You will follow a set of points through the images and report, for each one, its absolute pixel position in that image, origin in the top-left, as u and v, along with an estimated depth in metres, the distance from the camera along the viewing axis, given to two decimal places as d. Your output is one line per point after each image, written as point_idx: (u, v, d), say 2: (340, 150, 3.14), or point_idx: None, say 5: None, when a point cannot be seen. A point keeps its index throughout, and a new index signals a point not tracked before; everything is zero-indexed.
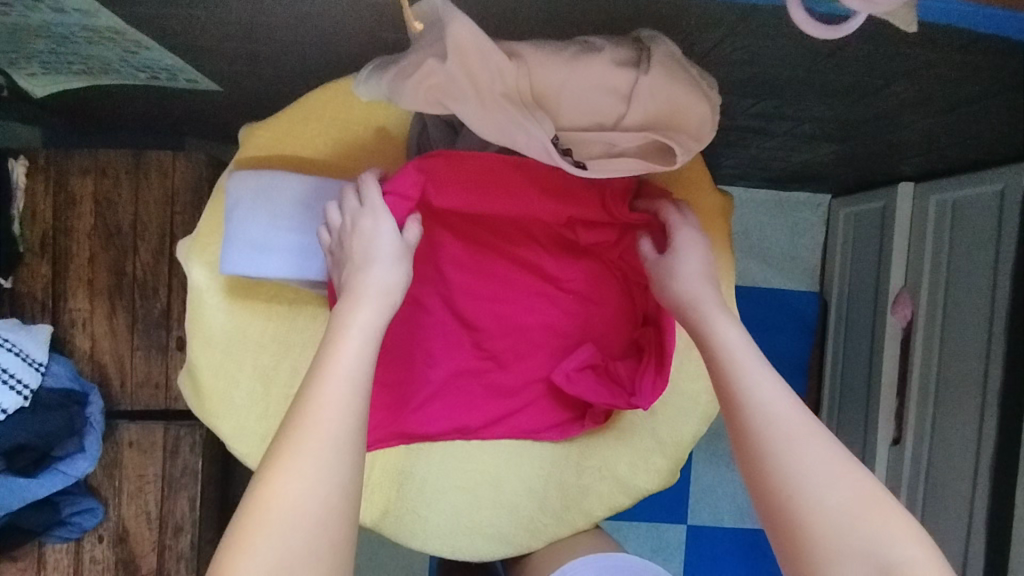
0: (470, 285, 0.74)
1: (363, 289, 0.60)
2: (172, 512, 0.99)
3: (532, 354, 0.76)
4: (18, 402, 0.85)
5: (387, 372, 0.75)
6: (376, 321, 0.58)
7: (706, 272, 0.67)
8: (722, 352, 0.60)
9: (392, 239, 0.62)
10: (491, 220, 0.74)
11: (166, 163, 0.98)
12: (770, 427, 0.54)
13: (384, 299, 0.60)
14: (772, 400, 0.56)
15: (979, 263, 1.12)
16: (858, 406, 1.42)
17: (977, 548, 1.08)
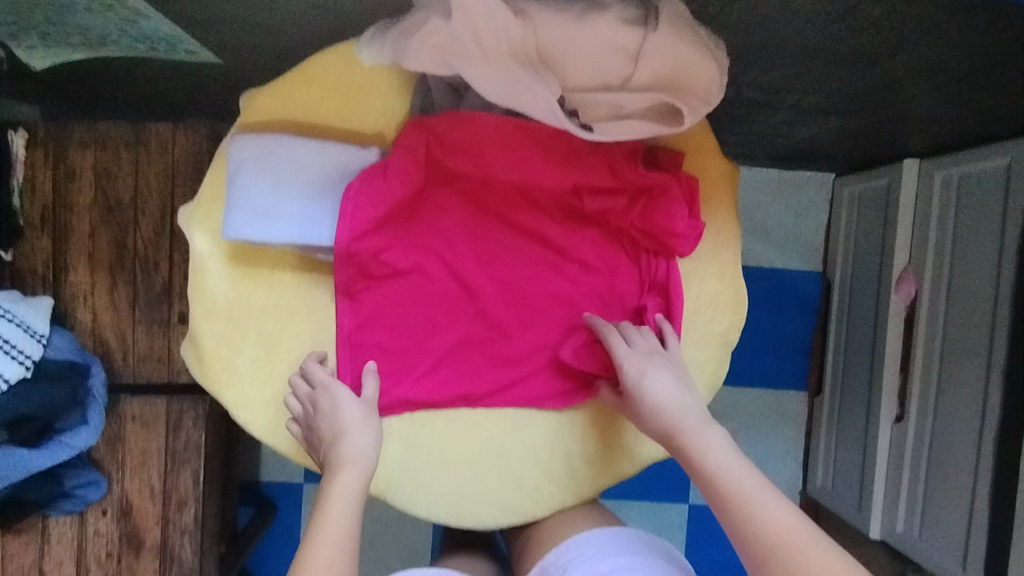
0: (475, 252, 0.76)
1: (344, 458, 0.67)
2: (176, 487, 0.99)
3: (541, 323, 0.77)
4: (19, 372, 0.85)
5: (392, 338, 0.75)
6: (359, 486, 0.66)
7: (678, 386, 0.70)
8: (713, 474, 0.62)
9: (353, 404, 0.70)
10: (494, 186, 0.74)
11: (166, 136, 0.97)
12: (775, 543, 0.56)
13: (362, 463, 0.67)
14: (768, 514, 0.58)
15: (984, 239, 1.11)
16: (861, 385, 1.42)
17: (980, 523, 1.08)
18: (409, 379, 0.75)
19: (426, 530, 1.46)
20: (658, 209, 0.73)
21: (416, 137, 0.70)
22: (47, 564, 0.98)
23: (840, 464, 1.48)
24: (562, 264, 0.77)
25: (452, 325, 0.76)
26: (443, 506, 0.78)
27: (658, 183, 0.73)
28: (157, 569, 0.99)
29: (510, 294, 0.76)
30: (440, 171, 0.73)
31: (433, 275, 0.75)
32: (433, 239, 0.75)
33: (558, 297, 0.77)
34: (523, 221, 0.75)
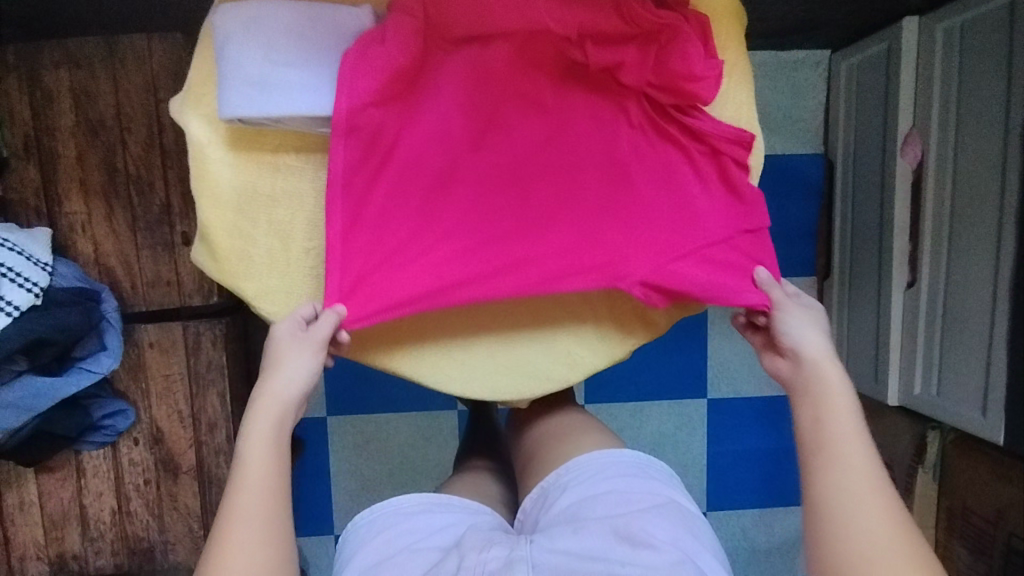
0: (477, 134, 0.73)
1: (267, 398, 0.63)
2: (204, 409, 0.99)
3: (559, 199, 0.73)
4: (29, 299, 0.83)
5: (406, 231, 0.71)
6: (278, 426, 0.62)
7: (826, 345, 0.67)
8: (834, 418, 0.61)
9: (293, 336, 0.66)
10: (492, 56, 0.72)
11: (141, 47, 0.92)
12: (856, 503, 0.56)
13: (282, 407, 0.63)
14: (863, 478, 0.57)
15: (989, 85, 1.09)
16: (871, 258, 1.42)
17: (999, 368, 1.10)
18: (433, 272, 0.71)
19: (452, 448, 1.48)
20: (672, 46, 0.70)
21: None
22: (86, 497, 0.99)
23: (853, 342, 1.49)
24: (572, 138, 0.74)
25: (466, 202, 0.72)
26: (474, 380, 0.77)
27: (670, 21, 0.70)
28: (196, 491, 1.00)
29: (524, 165, 0.73)
30: (444, 44, 0.72)
31: (439, 161, 0.72)
32: (437, 117, 0.72)
33: (572, 173, 0.73)
34: (532, 87, 0.73)
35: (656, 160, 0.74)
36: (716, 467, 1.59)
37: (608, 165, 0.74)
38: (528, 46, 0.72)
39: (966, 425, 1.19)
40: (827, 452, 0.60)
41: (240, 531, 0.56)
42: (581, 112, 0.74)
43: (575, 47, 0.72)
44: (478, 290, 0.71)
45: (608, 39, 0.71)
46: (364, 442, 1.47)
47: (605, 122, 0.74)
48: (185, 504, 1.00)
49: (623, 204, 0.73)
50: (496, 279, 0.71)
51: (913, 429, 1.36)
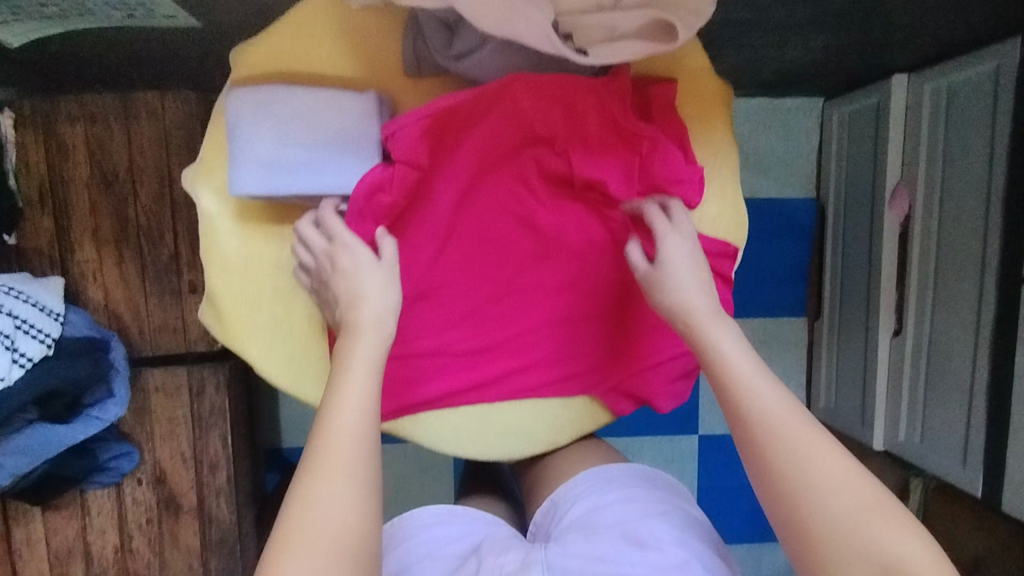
0: (467, 251, 0.77)
1: (363, 323, 0.64)
2: (206, 452, 1.02)
3: (543, 309, 0.80)
4: (41, 350, 0.86)
5: (404, 341, 0.78)
6: (377, 352, 0.63)
7: (699, 276, 0.69)
8: (725, 365, 0.63)
9: (376, 270, 0.67)
10: (481, 176, 0.75)
11: (155, 105, 0.96)
12: (784, 445, 0.58)
13: (379, 330, 0.64)
14: (778, 413, 0.59)
15: (974, 147, 1.13)
16: (859, 304, 1.46)
17: (979, 421, 1.13)
18: (430, 381, 0.79)
19: (447, 480, 1.51)
20: (656, 166, 0.74)
21: (420, 120, 0.71)
22: (90, 534, 1.02)
23: (841, 384, 1.52)
24: (555, 254, 0.79)
25: (461, 322, 0.79)
26: (465, 439, 0.81)
27: (657, 138, 0.74)
28: (197, 530, 1.03)
29: (516, 286, 0.79)
30: (437, 160, 0.74)
31: (434, 278, 0.78)
32: (431, 236, 0.76)
33: (555, 285, 0.79)
34: (525, 205, 0.77)
35: (638, 275, 0.80)
36: (706, 502, 1.62)
37: (589, 277, 0.79)
38: (514, 161, 0.75)
39: (947, 475, 1.22)
40: (739, 407, 0.61)
41: (348, 447, 0.57)
42: (567, 225, 0.77)
43: (561, 156, 0.74)
44: (469, 390, 0.80)
45: (595, 153, 0.74)
46: None
47: (590, 233, 0.78)
48: (186, 542, 1.04)
49: (601, 313, 0.80)
50: (485, 386, 0.80)
51: (899, 473, 1.39)
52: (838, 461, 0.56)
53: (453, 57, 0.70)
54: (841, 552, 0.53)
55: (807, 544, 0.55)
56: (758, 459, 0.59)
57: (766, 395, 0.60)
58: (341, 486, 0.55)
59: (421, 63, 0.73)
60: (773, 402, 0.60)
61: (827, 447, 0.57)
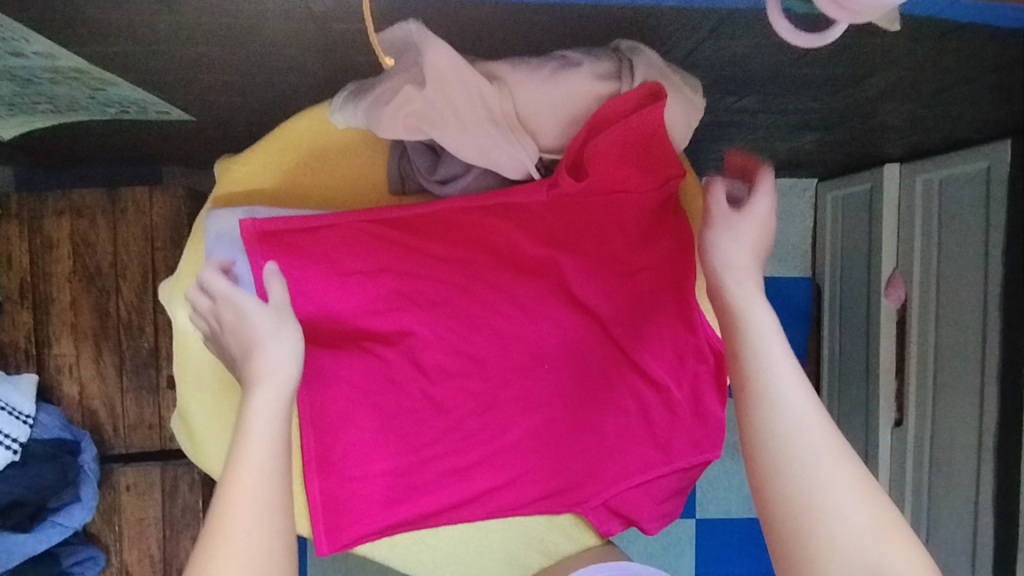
0: (445, 365, 0.75)
1: (257, 369, 0.55)
2: (175, 554, 0.98)
3: (527, 420, 0.77)
4: (7, 457, 0.83)
5: (383, 461, 0.75)
6: (284, 396, 0.54)
7: (756, 251, 0.59)
8: (754, 349, 0.54)
9: (247, 306, 0.58)
10: (458, 285, 0.74)
11: (142, 199, 0.96)
12: (795, 446, 0.51)
13: (275, 375, 0.55)
14: (798, 411, 0.52)
15: (969, 243, 1.10)
16: (859, 387, 1.43)
17: (985, 528, 1.08)
18: (410, 503, 0.76)
19: None
20: (642, 284, 0.74)
21: (356, 229, 0.70)
22: None
23: None
24: (539, 366, 0.77)
25: (441, 437, 0.76)
26: (449, 564, 0.80)
27: (650, 245, 0.73)
28: None
29: (497, 399, 0.77)
30: (412, 274, 0.72)
31: (413, 392, 0.75)
32: (407, 346, 0.74)
33: (539, 398, 0.77)
34: (506, 316, 0.75)
35: (626, 392, 0.77)
36: None
37: (575, 389, 0.77)
38: (497, 271, 0.74)
39: None
40: (756, 391, 0.53)
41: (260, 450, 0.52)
42: (551, 334, 0.76)
43: (548, 266, 0.74)
44: (451, 510, 0.77)
45: (586, 262, 0.74)
46: None
47: (576, 344, 0.76)
48: None
49: (588, 429, 0.77)
50: (466, 502, 0.77)
51: None
52: (849, 468, 0.50)
53: (438, 179, 0.71)
54: (839, 567, 0.48)
55: (794, 546, 0.49)
56: (751, 438, 0.52)
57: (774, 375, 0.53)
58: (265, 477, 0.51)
59: (405, 180, 0.72)
60: (797, 402, 0.52)
61: (843, 457, 0.50)
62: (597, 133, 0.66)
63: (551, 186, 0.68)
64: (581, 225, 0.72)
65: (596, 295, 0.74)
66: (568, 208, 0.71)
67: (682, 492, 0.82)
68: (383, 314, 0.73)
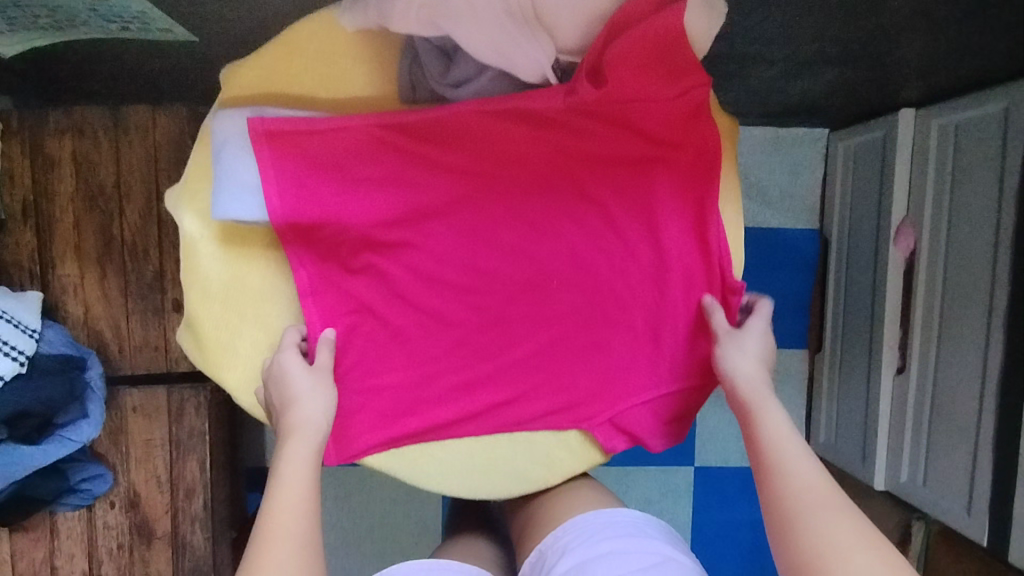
0: (452, 280, 0.74)
1: (293, 424, 0.67)
2: (183, 475, 0.99)
3: (534, 339, 0.77)
4: (13, 368, 0.83)
5: (392, 374, 0.76)
6: (311, 453, 0.65)
7: (763, 356, 0.73)
8: (766, 427, 0.67)
9: (297, 369, 0.69)
10: (469, 198, 0.73)
11: (145, 120, 0.94)
12: (804, 502, 0.60)
13: (311, 432, 0.66)
14: (804, 475, 0.62)
15: (984, 187, 1.09)
16: (862, 338, 1.43)
17: (983, 468, 1.10)
18: (417, 418, 0.76)
19: (435, 504, 1.50)
20: (658, 199, 0.75)
21: (368, 133, 0.69)
22: (58, 559, 0.98)
23: (842, 420, 1.49)
24: (548, 284, 0.76)
25: (450, 352, 0.76)
26: (452, 479, 0.79)
27: (669, 160, 0.74)
28: (169, 557, 1.00)
29: (506, 316, 0.76)
30: (423, 183, 0.71)
31: (420, 307, 0.75)
32: (416, 258, 0.73)
33: (548, 316, 0.77)
34: (518, 231, 0.74)
35: (636, 310, 0.77)
36: (700, 538, 1.58)
37: (583, 309, 0.77)
38: (507, 184, 0.73)
39: (951, 520, 1.18)
40: (770, 461, 0.65)
41: (292, 493, 0.62)
42: (561, 251, 0.75)
43: (560, 174, 0.73)
44: (457, 424, 0.78)
45: (599, 174, 0.74)
46: (346, 494, 1.49)
47: (585, 262, 0.76)
48: (157, 570, 1.00)
49: (595, 348, 0.77)
50: (473, 419, 0.78)
51: (899, 516, 1.36)
52: (852, 519, 0.58)
53: (449, 84, 0.70)
54: None
55: None
56: (772, 504, 0.62)
57: (793, 454, 0.64)
58: (297, 507, 0.61)
59: (416, 88, 0.71)
60: (803, 469, 0.63)
61: (845, 508, 0.59)
62: (615, 37, 0.66)
63: (569, 93, 0.68)
64: (602, 136, 0.72)
65: (608, 206, 0.75)
66: (588, 118, 0.71)
67: (689, 414, 0.82)
68: (394, 224, 0.72)
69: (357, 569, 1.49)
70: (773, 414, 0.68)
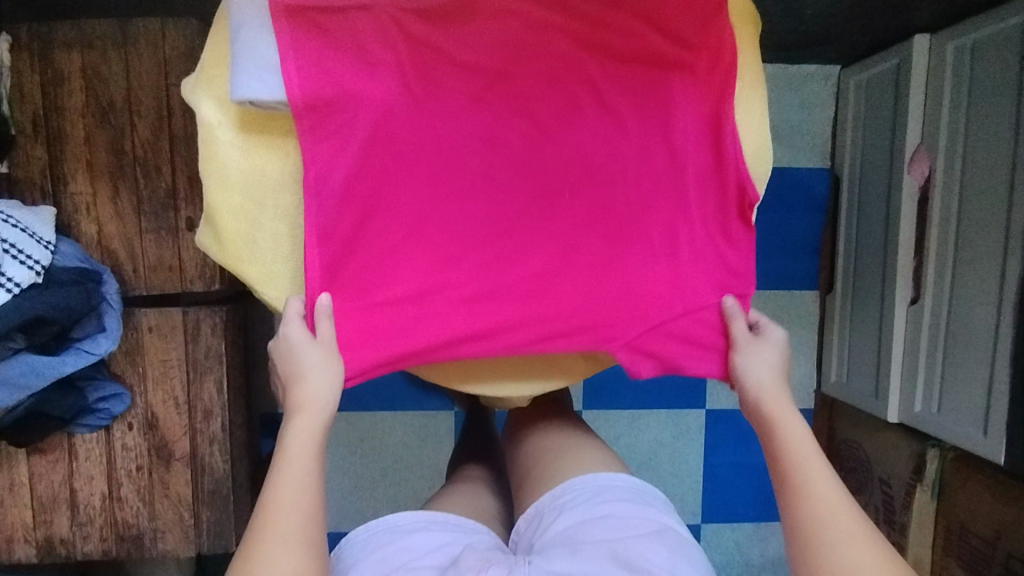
0: (464, 187, 0.73)
1: (304, 399, 0.67)
2: (200, 397, 0.98)
3: (547, 252, 0.74)
4: (30, 276, 0.83)
5: (401, 286, 0.72)
6: (319, 427, 0.65)
7: (778, 372, 0.74)
8: (786, 439, 0.67)
9: (308, 344, 0.69)
10: (479, 102, 0.72)
11: (155, 32, 0.92)
12: (827, 525, 0.60)
13: (319, 405, 0.66)
14: (828, 494, 0.62)
15: (1001, 103, 1.08)
16: (874, 273, 1.42)
17: (1000, 388, 1.09)
18: (425, 333, 0.72)
19: (448, 447, 1.49)
20: (671, 107, 0.74)
21: (382, 28, 0.69)
22: (77, 480, 0.98)
23: (854, 358, 1.49)
24: (561, 194, 0.74)
25: (458, 261, 0.73)
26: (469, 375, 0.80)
27: (684, 65, 0.74)
28: (189, 479, 1.00)
29: (516, 226, 0.74)
30: (437, 74, 0.70)
31: (430, 216, 0.73)
32: (426, 163, 0.72)
33: (563, 227, 0.75)
34: (529, 138, 0.73)
35: (651, 219, 0.76)
36: (712, 480, 1.58)
37: (597, 219, 0.75)
38: (520, 87, 0.72)
39: (966, 444, 1.18)
40: (791, 476, 0.64)
41: (295, 471, 0.62)
42: (575, 157, 0.74)
43: (573, 73, 0.72)
44: (468, 342, 0.73)
45: (612, 74, 0.73)
46: (359, 439, 1.48)
47: (599, 169, 0.74)
48: (177, 492, 1.00)
49: (611, 260, 0.75)
50: (483, 338, 0.73)
51: (913, 448, 1.35)
52: (875, 545, 0.58)
53: None
54: None
55: None
56: (792, 521, 0.62)
57: (814, 470, 0.64)
58: (301, 480, 0.61)
59: None
60: (826, 488, 0.62)
61: (867, 533, 0.59)
62: None
63: None
64: (620, 34, 0.72)
65: (622, 110, 0.74)
66: (599, 10, 0.71)
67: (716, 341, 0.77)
68: (407, 119, 0.70)
69: (371, 514, 1.50)
70: (793, 427, 0.67)
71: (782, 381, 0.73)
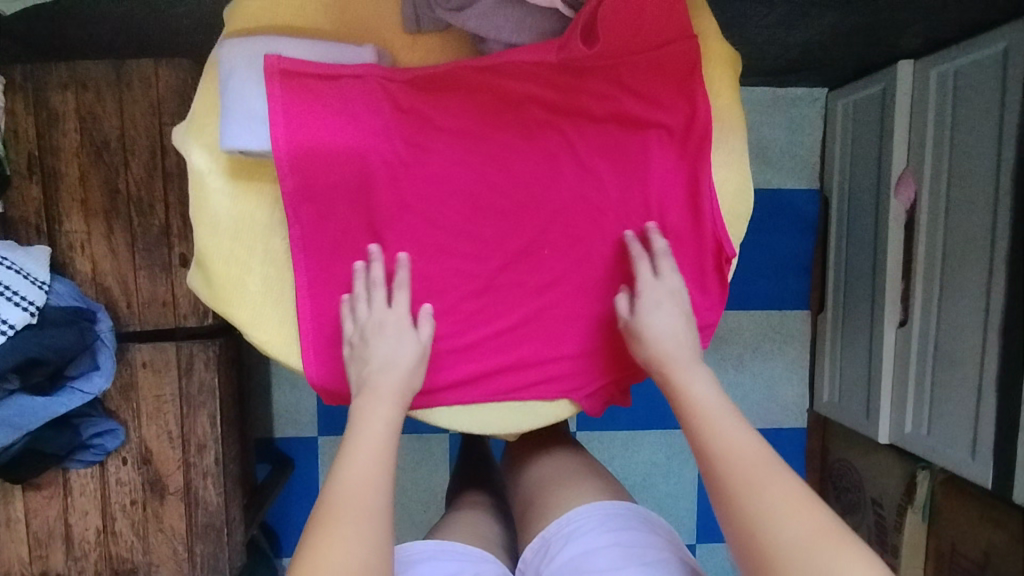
0: (443, 244, 0.74)
1: (383, 389, 0.68)
2: (194, 431, 0.99)
3: (524, 305, 0.76)
4: (24, 317, 0.84)
5: None
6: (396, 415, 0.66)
7: (683, 328, 0.71)
8: (692, 401, 0.65)
9: (408, 342, 0.71)
10: (456, 161, 0.73)
11: (148, 72, 0.94)
12: (736, 473, 0.57)
13: (399, 395, 0.68)
14: (732, 443, 0.60)
15: (983, 130, 1.10)
16: (864, 294, 1.43)
17: (986, 413, 1.10)
18: None
19: (443, 470, 1.50)
20: (649, 164, 0.75)
21: (364, 90, 0.70)
22: (72, 515, 0.99)
23: (846, 378, 1.50)
24: (540, 249, 0.76)
25: (440, 317, 0.75)
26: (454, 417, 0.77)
27: (662, 122, 0.74)
28: (183, 513, 1.00)
29: (496, 282, 0.76)
30: (420, 131, 0.72)
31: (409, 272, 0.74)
32: (405, 222, 0.73)
33: (543, 280, 0.76)
34: (506, 195, 0.74)
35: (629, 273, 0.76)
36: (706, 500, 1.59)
37: (575, 272, 0.76)
38: (496, 147, 0.74)
39: (955, 466, 1.19)
40: (699, 435, 0.62)
41: (363, 457, 0.61)
42: (552, 213, 0.75)
43: (548, 133, 0.74)
44: (449, 391, 0.76)
45: (587, 133, 0.74)
46: None
47: (575, 224, 0.75)
48: (171, 525, 1.00)
49: (588, 312, 0.77)
50: (462, 388, 0.76)
51: (904, 469, 1.36)
52: (783, 483, 0.55)
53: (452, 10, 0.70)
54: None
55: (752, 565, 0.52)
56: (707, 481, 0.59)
57: (721, 424, 0.62)
58: (376, 469, 0.60)
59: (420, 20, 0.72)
60: (732, 437, 0.60)
61: (775, 472, 0.56)
62: None
63: (562, 48, 0.68)
64: (598, 93, 0.73)
65: (598, 168, 0.75)
66: (577, 75, 0.72)
67: None
68: (390, 178, 0.72)
69: None
70: (698, 385, 0.66)
71: (685, 335, 0.71)
